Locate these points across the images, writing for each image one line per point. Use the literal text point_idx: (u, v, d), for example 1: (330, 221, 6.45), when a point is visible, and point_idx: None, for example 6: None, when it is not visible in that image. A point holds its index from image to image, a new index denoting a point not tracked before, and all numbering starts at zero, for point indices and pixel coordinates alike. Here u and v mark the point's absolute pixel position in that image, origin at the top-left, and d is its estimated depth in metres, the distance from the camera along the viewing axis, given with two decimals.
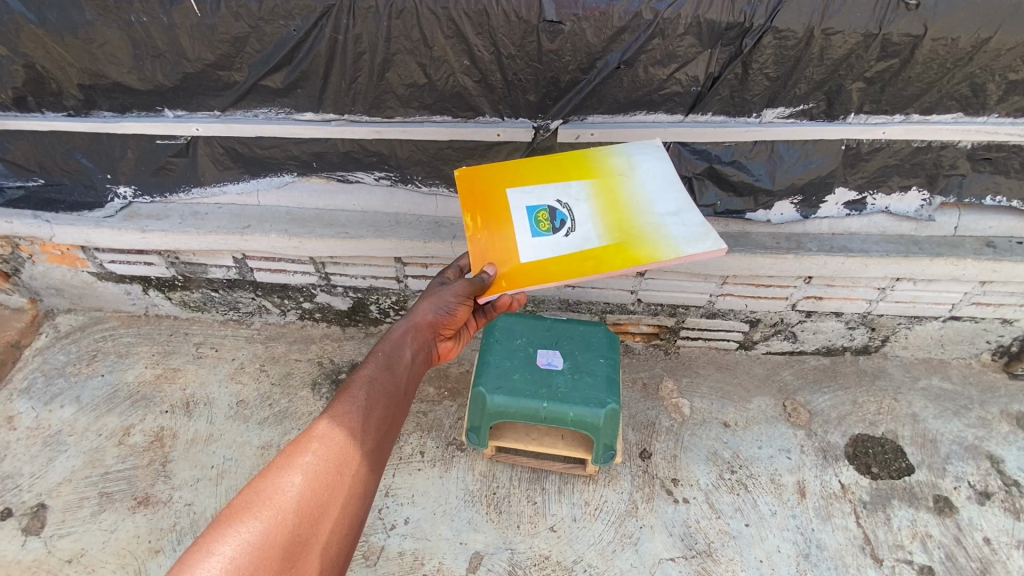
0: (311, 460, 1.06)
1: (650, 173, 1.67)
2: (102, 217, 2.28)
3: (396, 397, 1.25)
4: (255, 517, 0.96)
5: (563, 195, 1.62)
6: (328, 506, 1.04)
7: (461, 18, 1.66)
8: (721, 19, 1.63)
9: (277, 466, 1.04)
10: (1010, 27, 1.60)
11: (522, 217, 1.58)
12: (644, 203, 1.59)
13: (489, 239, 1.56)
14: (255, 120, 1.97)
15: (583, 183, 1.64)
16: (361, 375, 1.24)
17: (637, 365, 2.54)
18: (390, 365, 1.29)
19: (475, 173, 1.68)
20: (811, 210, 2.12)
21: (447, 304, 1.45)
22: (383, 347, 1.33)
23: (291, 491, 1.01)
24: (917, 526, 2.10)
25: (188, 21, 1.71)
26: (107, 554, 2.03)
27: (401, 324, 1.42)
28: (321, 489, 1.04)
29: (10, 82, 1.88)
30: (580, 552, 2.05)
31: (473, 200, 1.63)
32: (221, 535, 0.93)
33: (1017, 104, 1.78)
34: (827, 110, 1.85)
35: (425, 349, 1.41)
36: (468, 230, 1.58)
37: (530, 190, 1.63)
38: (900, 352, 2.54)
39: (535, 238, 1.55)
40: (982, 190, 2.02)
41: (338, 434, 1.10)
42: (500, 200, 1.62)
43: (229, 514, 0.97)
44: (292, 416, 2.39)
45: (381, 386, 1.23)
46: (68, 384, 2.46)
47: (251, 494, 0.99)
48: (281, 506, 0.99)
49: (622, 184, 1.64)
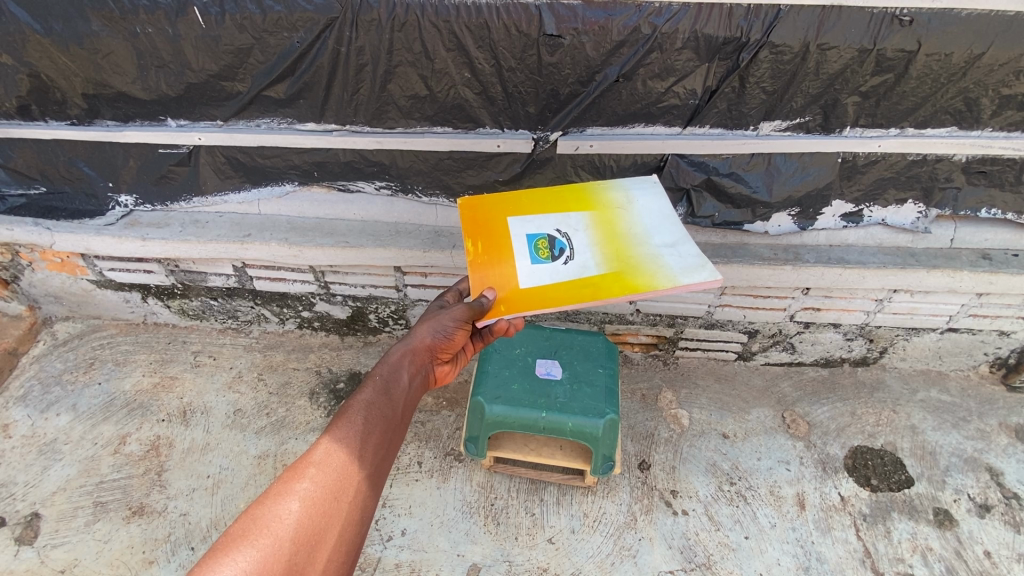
0: (309, 486, 1.05)
1: (645, 207, 1.71)
2: (103, 225, 2.29)
3: (394, 421, 1.24)
4: (252, 545, 0.95)
5: (562, 225, 1.64)
6: (326, 532, 1.03)
7: (462, 31, 1.68)
8: (718, 34, 1.65)
9: (274, 493, 1.03)
10: (1002, 43, 1.64)
11: (521, 244, 1.59)
12: (641, 236, 1.61)
13: (488, 263, 1.55)
14: (257, 130, 1.99)
15: (582, 214, 1.67)
16: (359, 399, 1.23)
17: (636, 375, 2.54)
18: (388, 388, 1.28)
19: (477, 201, 1.69)
20: (807, 222, 2.14)
21: (445, 328, 1.45)
22: (381, 370, 1.33)
23: (288, 519, 1.00)
24: (917, 539, 2.09)
25: (192, 32, 1.73)
26: (101, 564, 2.01)
27: (399, 346, 1.41)
28: (318, 516, 1.03)
29: (14, 91, 1.90)
30: (578, 565, 2.04)
31: (474, 226, 1.63)
32: (218, 564, 0.92)
33: (1010, 118, 1.81)
34: (824, 123, 1.87)
35: (422, 374, 1.40)
36: (468, 253, 1.57)
37: (531, 218, 1.65)
38: (898, 364, 2.55)
39: (533, 264, 1.55)
40: (977, 203, 2.05)
41: (336, 460, 1.09)
42: (500, 227, 1.63)
43: (226, 543, 0.96)
44: (290, 425, 2.37)
45: (379, 410, 1.23)
46: (64, 393, 2.44)
47: (248, 521, 0.98)
48: (280, 533, 0.98)
49: (619, 218, 1.67)
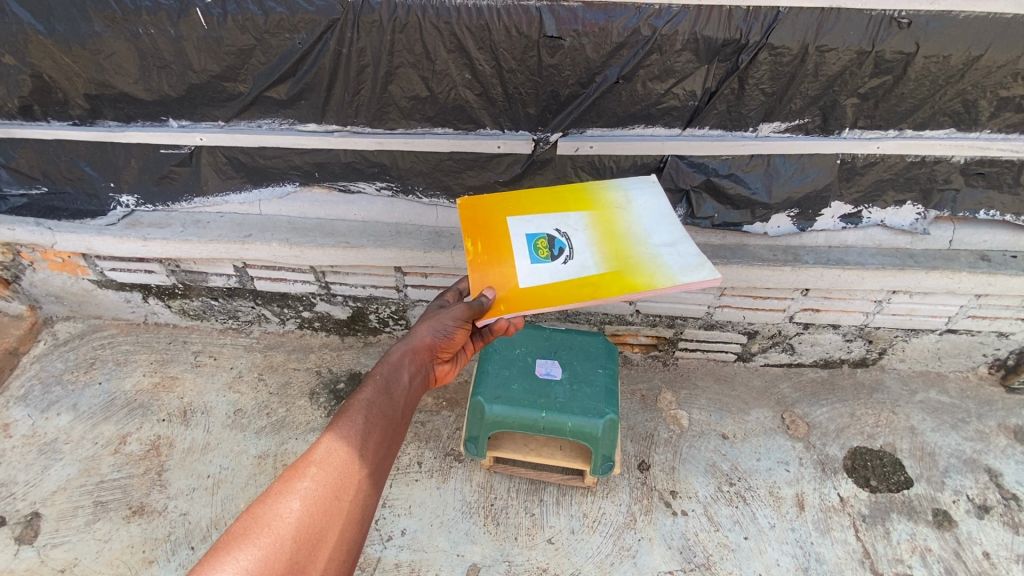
0: (310, 485, 1.06)
1: (645, 208, 1.72)
2: (104, 225, 2.30)
3: (394, 421, 1.24)
4: (253, 544, 0.96)
5: (561, 225, 1.65)
6: (327, 531, 1.03)
7: (463, 33, 1.69)
8: (717, 36, 1.66)
9: (275, 492, 1.03)
10: (1000, 45, 1.64)
11: (521, 244, 1.60)
12: (640, 236, 1.62)
13: (488, 263, 1.55)
14: (259, 131, 2.00)
15: (582, 215, 1.67)
16: (360, 398, 1.24)
17: (636, 376, 2.55)
18: (389, 387, 1.29)
19: (477, 201, 1.70)
20: (807, 223, 2.14)
21: (446, 327, 1.45)
22: (381, 369, 1.33)
23: (289, 518, 1.00)
24: (917, 540, 2.09)
25: (195, 34, 1.74)
26: (101, 563, 2.01)
27: (400, 345, 1.41)
28: (319, 515, 1.03)
29: (17, 91, 1.91)
30: (578, 565, 2.04)
31: (474, 226, 1.64)
32: (219, 563, 0.92)
33: (1008, 120, 1.82)
34: (822, 124, 1.88)
35: (422, 373, 1.40)
36: (468, 253, 1.58)
37: (530, 218, 1.66)
38: (898, 365, 2.55)
39: (533, 264, 1.55)
40: (976, 204, 2.06)
41: (337, 459, 1.10)
42: (500, 227, 1.64)
43: (227, 541, 0.96)
44: (290, 425, 2.38)
45: (380, 409, 1.23)
46: (65, 393, 2.45)
47: (249, 520, 0.99)
48: (281, 532, 0.98)
49: (619, 218, 1.67)
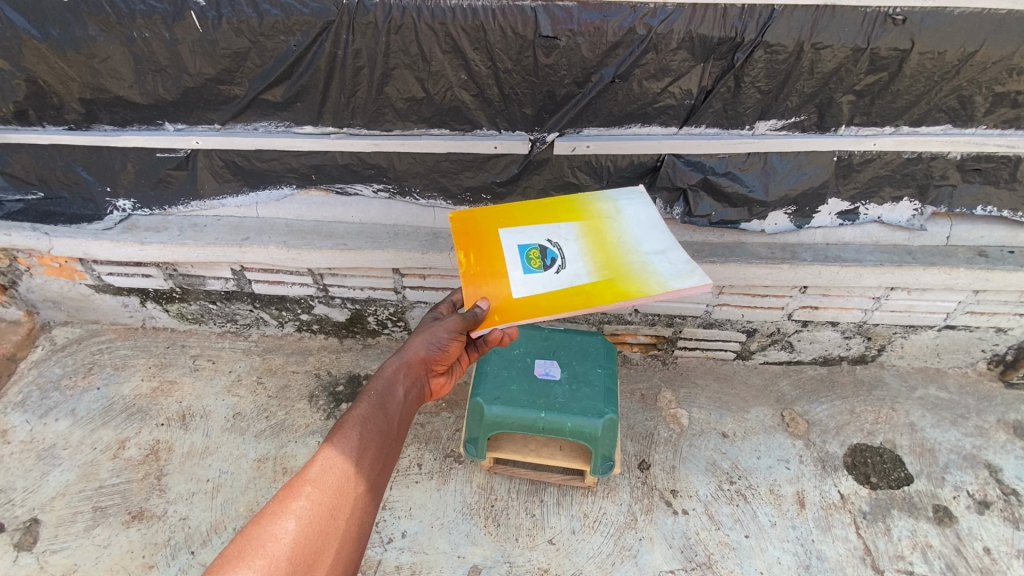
0: (304, 505, 1.05)
1: (635, 217, 1.72)
2: (101, 229, 2.28)
3: (389, 436, 1.24)
4: (249, 567, 0.95)
5: (553, 235, 1.65)
6: (323, 550, 1.03)
7: (458, 33, 1.69)
8: (712, 34, 1.66)
9: (270, 512, 1.03)
10: (994, 41, 1.65)
11: (514, 255, 1.59)
12: (631, 245, 1.62)
13: (481, 275, 1.54)
14: (255, 133, 2.00)
15: (572, 224, 1.68)
16: (355, 414, 1.23)
17: (635, 376, 2.54)
18: (383, 402, 1.28)
19: (469, 214, 1.70)
20: (804, 220, 2.14)
21: (440, 339, 1.44)
22: (376, 384, 1.32)
23: (284, 538, 0.99)
24: (917, 537, 2.09)
25: (190, 37, 1.74)
26: (100, 569, 2.01)
27: (392, 360, 1.41)
28: (315, 535, 1.03)
29: (11, 96, 1.91)
30: (579, 565, 2.03)
31: (466, 238, 1.64)
32: None
33: (1004, 115, 1.83)
34: (819, 122, 1.88)
35: (416, 387, 1.39)
36: (461, 265, 1.57)
37: (522, 229, 1.66)
38: (897, 361, 2.55)
39: (526, 274, 1.54)
40: (973, 200, 2.06)
41: (331, 477, 1.09)
42: (492, 239, 1.63)
43: (221, 564, 0.95)
44: (289, 429, 2.37)
45: (374, 424, 1.22)
46: (63, 398, 2.44)
47: (243, 542, 0.98)
48: (276, 554, 0.97)
49: (609, 227, 1.68)
